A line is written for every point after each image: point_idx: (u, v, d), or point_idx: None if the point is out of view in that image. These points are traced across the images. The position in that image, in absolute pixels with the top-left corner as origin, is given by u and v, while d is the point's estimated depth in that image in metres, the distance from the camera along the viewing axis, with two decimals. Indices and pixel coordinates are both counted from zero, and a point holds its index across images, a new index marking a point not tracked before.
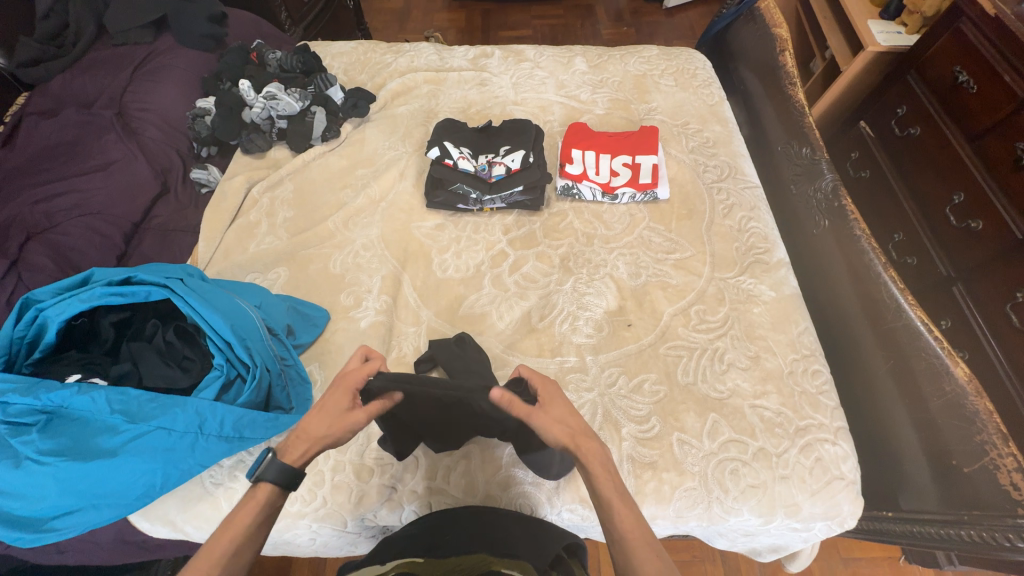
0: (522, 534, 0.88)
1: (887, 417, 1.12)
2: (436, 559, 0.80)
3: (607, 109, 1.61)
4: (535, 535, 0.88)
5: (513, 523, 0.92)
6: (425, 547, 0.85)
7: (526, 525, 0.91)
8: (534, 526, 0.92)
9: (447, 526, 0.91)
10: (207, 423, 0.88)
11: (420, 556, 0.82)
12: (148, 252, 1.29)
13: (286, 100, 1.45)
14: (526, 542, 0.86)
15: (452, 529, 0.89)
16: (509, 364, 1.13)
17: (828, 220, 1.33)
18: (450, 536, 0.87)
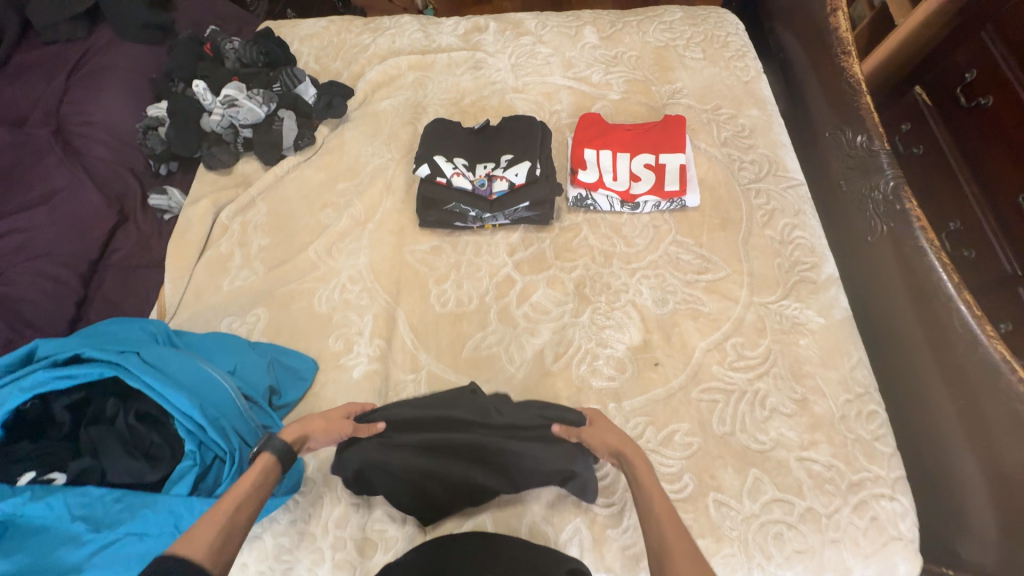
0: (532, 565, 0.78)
1: (951, 465, 0.99)
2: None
3: (623, 93, 1.38)
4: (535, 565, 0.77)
5: (521, 552, 0.82)
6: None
7: (535, 553, 0.82)
8: (545, 554, 0.82)
9: (447, 560, 0.82)
10: (184, 521, 0.78)
11: None
12: (110, 295, 1.15)
13: (247, 106, 1.25)
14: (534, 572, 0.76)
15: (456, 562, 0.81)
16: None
17: (889, 225, 1.13)
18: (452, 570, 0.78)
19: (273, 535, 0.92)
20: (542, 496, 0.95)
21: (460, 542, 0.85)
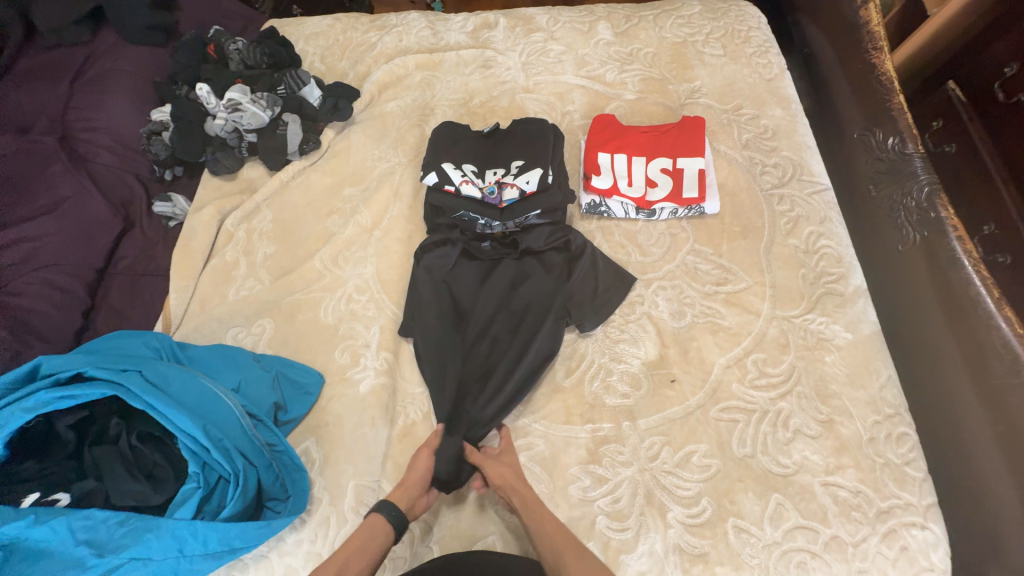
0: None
1: (985, 492, 0.94)
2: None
3: (639, 92, 1.32)
4: None
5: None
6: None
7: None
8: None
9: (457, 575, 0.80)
10: (188, 545, 0.76)
11: None
12: (118, 304, 1.14)
13: (251, 111, 1.21)
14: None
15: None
16: (530, 434, 0.98)
17: (924, 233, 1.06)
18: None
19: (278, 554, 0.89)
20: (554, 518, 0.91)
21: (476, 559, 0.83)
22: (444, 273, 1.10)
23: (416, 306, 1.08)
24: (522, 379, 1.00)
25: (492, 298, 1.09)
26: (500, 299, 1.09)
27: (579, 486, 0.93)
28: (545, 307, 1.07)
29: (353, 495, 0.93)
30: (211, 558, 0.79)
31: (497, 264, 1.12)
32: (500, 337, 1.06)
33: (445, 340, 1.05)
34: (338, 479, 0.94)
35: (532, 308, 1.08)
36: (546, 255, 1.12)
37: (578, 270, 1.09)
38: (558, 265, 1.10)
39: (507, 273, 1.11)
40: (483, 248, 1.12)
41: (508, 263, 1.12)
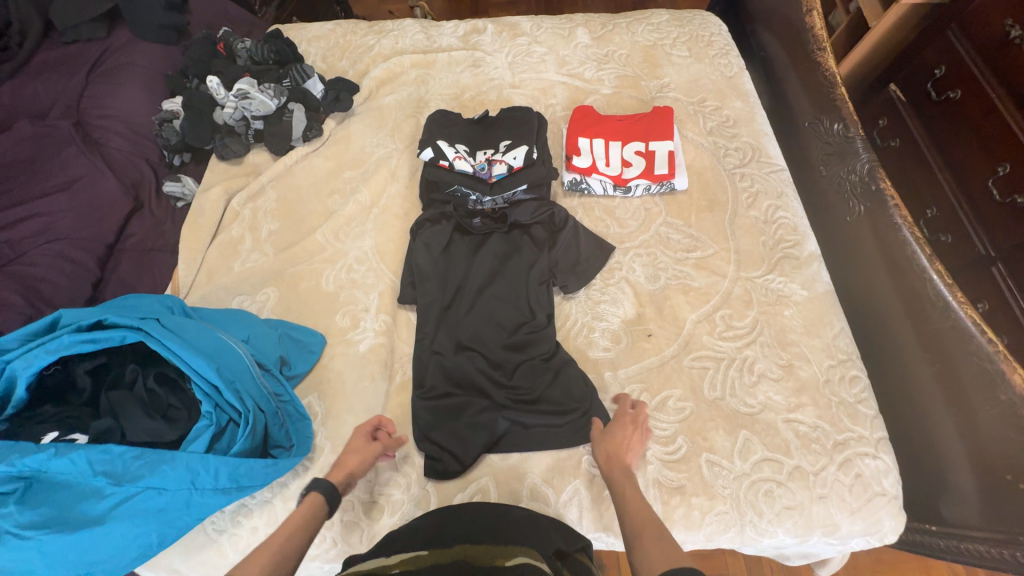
0: (532, 535, 0.82)
1: (930, 426, 1.05)
2: (440, 548, 0.75)
3: (614, 87, 1.46)
4: (540, 532, 0.83)
5: (524, 523, 0.85)
6: (429, 541, 0.80)
7: (536, 523, 0.85)
8: (550, 527, 0.85)
9: (449, 522, 0.86)
10: (200, 477, 0.81)
11: (426, 547, 0.77)
12: (126, 277, 1.20)
13: (259, 99, 1.31)
14: (533, 539, 0.80)
15: (462, 523, 0.85)
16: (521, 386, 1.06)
17: (864, 204, 1.20)
18: (460, 530, 0.82)
19: (283, 499, 0.94)
20: (542, 459, 0.98)
21: (469, 509, 0.89)
22: (440, 248, 1.19)
23: (412, 276, 1.16)
24: (514, 339, 1.09)
25: (483, 270, 1.17)
26: (491, 270, 1.17)
27: None
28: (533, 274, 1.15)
29: None
30: (220, 493, 0.83)
31: (488, 238, 1.21)
32: (493, 303, 1.14)
33: (440, 308, 1.13)
34: (339, 429, 1.00)
35: (522, 276, 1.16)
36: (532, 228, 1.21)
37: (562, 241, 1.18)
38: (543, 238, 1.20)
39: (497, 247, 1.20)
40: (474, 224, 1.21)
41: (498, 237, 1.21)
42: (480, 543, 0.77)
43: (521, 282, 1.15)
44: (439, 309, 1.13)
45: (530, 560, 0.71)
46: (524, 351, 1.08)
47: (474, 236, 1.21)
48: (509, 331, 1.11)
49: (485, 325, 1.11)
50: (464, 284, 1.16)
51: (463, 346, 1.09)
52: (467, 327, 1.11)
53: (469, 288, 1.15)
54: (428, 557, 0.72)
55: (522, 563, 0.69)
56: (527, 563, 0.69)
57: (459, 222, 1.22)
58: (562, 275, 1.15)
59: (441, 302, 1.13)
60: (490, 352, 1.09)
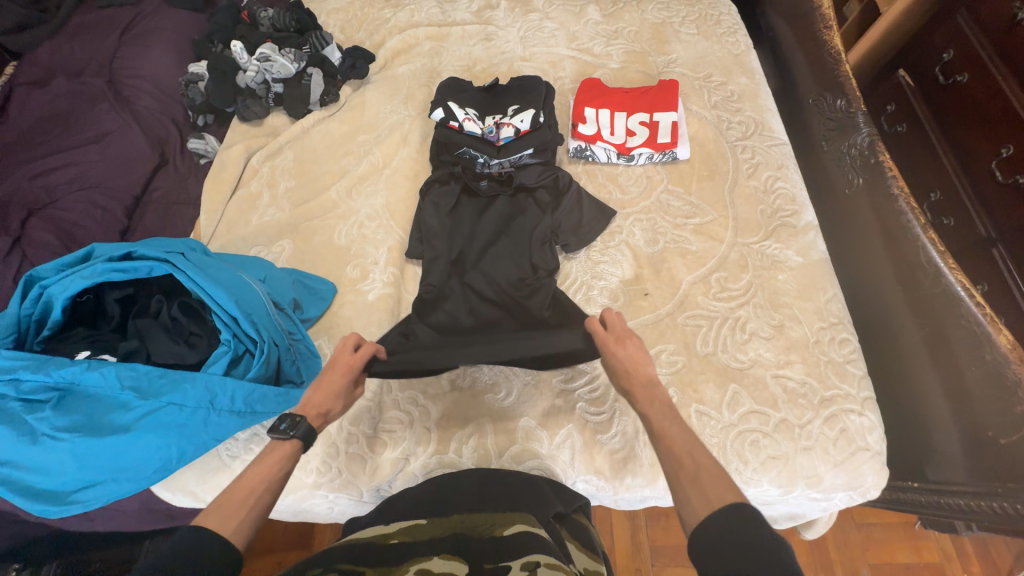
0: (531, 501, 0.86)
1: (917, 388, 1.07)
2: (438, 518, 0.81)
3: (622, 62, 1.50)
4: (536, 499, 0.87)
5: (524, 488, 0.89)
6: (429, 510, 0.84)
7: (535, 486, 0.90)
8: (545, 488, 0.90)
9: (449, 488, 0.90)
10: (218, 399, 0.87)
11: (424, 516, 0.82)
12: (150, 226, 1.27)
13: (280, 61, 1.38)
14: (532, 505, 0.85)
15: (461, 490, 0.88)
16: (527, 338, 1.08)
17: (862, 177, 1.23)
18: (457, 496, 0.87)
19: None
20: (537, 405, 1.03)
21: (468, 474, 0.93)
22: (446, 207, 1.24)
23: (419, 233, 1.21)
24: (515, 295, 1.14)
25: (488, 230, 1.22)
26: (495, 230, 1.22)
27: (562, 377, 1.06)
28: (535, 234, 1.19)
29: None
30: (235, 415, 0.89)
31: (493, 201, 1.26)
32: (495, 261, 1.18)
33: (444, 264, 1.18)
34: None
35: (525, 236, 1.20)
36: (536, 191, 1.25)
37: (564, 204, 1.21)
38: (547, 200, 1.24)
39: (502, 209, 1.25)
40: (481, 185, 1.26)
41: (503, 200, 1.25)
42: (477, 512, 0.82)
43: (525, 241, 1.20)
44: (443, 263, 1.18)
45: (528, 527, 0.75)
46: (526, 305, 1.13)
47: (481, 197, 1.26)
48: (512, 286, 1.15)
49: (488, 281, 1.16)
50: (468, 243, 1.21)
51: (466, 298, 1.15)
52: (470, 282, 1.15)
53: (473, 246, 1.20)
54: (427, 526, 0.78)
55: (519, 530, 0.74)
56: (524, 530, 0.74)
57: (466, 184, 1.27)
58: (565, 235, 1.19)
59: (445, 256, 1.18)
60: (491, 306, 1.14)
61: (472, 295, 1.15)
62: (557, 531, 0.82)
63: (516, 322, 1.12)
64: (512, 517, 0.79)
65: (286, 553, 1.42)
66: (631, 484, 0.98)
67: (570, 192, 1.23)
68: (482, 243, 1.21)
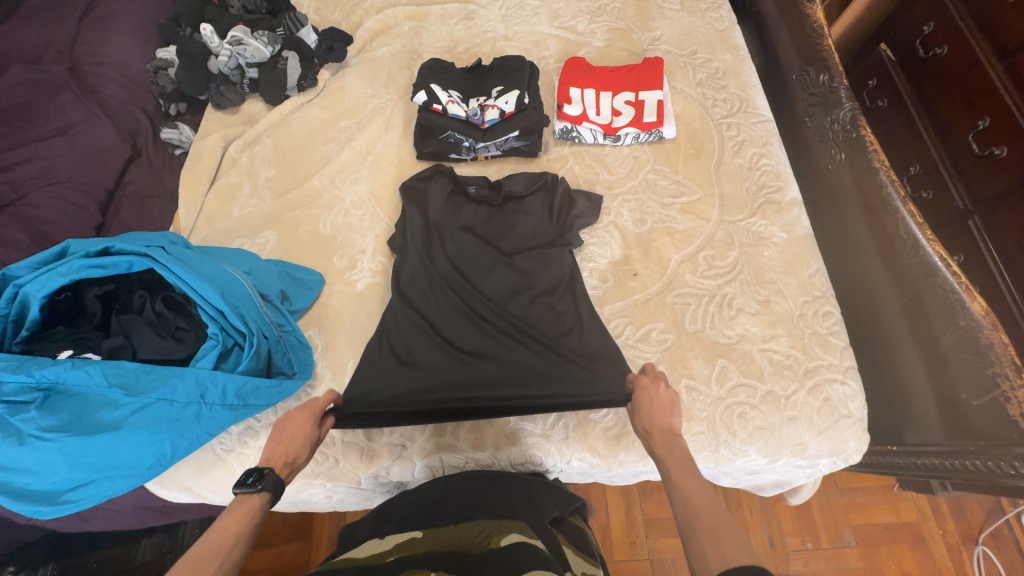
0: (529, 505, 0.84)
1: (897, 356, 1.11)
2: (435, 531, 0.76)
3: (606, 40, 1.47)
4: (533, 500, 0.85)
5: (520, 493, 0.88)
6: (425, 521, 0.81)
7: (533, 493, 0.88)
8: (542, 492, 0.88)
9: (444, 499, 0.86)
10: (209, 393, 0.87)
11: (421, 531, 0.77)
12: (127, 221, 1.22)
13: (254, 45, 1.32)
14: (528, 513, 0.81)
15: (456, 502, 0.85)
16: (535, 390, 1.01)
17: (845, 152, 1.25)
18: (455, 510, 0.83)
19: None
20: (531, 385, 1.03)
21: (462, 480, 0.92)
22: (429, 209, 1.18)
23: (402, 230, 1.17)
24: (507, 309, 1.09)
25: (482, 229, 1.16)
26: (482, 234, 1.16)
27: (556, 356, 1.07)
28: (526, 242, 1.16)
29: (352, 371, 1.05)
30: (228, 409, 0.89)
31: (481, 203, 1.19)
32: (484, 269, 1.13)
33: (428, 275, 1.12)
34: (338, 360, 1.07)
35: (515, 243, 1.16)
36: (527, 193, 1.20)
37: (557, 206, 1.18)
38: (546, 200, 1.19)
39: (497, 209, 1.18)
40: (471, 190, 1.20)
41: (492, 203, 1.19)
42: (471, 524, 0.77)
43: (520, 242, 1.16)
44: (425, 274, 1.12)
45: (524, 537, 0.71)
46: (520, 324, 1.07)
47: (471, 200, 1.20)
48: (509, 292, 1.11)
49: (476, 292, 1.10)
50: (453, 249, 1.14)
51: (466, 307, 1.09)
52: (457, 293, 1.10)
53: (459, 255, 1.14)
54: (422, 542, 0.73)
55: (516, 543, 0.69)
56: (521, 542, 0.69)
57: (454, 181, 1.20)
58: (564, 236, 1.16)
59: (441, 261, 1.12)
60: (479, 322, 1.08)
61: (458, 307, 1.09)
62: (555, 540, 0.77)
63: (507, 346, 1.06)
64: (508, 526, 0.75)
65: (287, 543, 1.44)
66: (624, 460, 1.00)
67: (566, 197, 1.20)
68: (469, 250, 1.14)
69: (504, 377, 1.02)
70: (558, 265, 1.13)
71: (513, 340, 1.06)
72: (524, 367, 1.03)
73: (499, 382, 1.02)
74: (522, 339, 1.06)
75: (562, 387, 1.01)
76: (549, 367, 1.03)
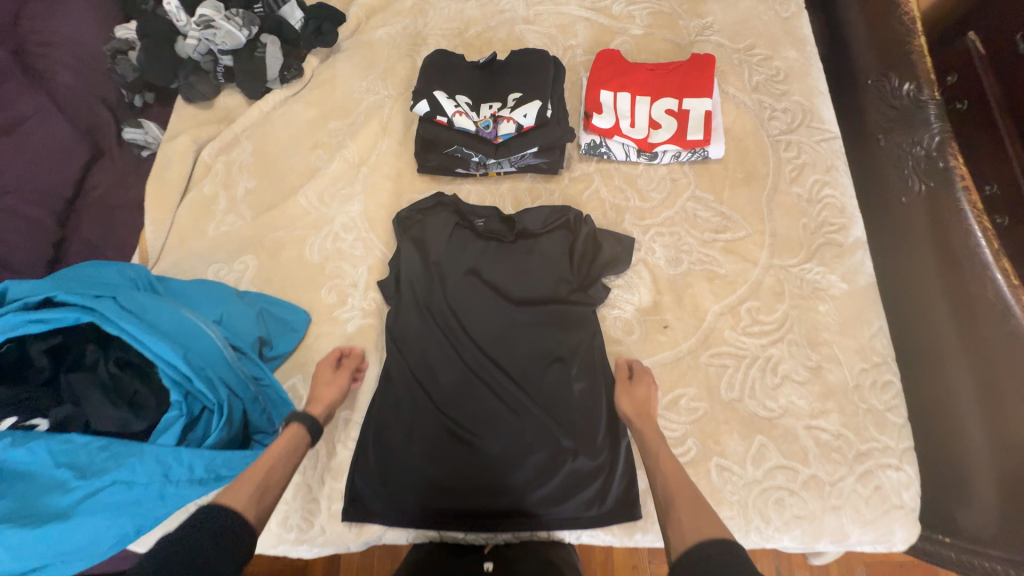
0: None
1: (962, 439, 0.94)
2: None
3: (646, 27, 1.23)
4: None
5: None
6: None
7: None
8: None
9: None
10: (174, 470, 0.75)
11: None
12: (88, 235, 1.06)
13: (225, 29, 1.09)
14: None
15: None
16: (541, 471, 0.91)
17: (931, 183, 1.02)
18: None
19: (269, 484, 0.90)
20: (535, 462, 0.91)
21: None
22: (430, 246, 1.02)
23: (398, 268, 1.02)
24: (515, 373, 0.96)
25: (489, 274, 1.01)
26: (489, 281, 1.01)
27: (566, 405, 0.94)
28: (541, 291, 1.00)
29: (344, 428, 0.95)
30: (197, 484, 0.78)
31: (490, 243, 1.04)
32: (490, 322, 0.98)
33: (425, 327, 0.98)
34: None
35: (528, 293, 1.00)
36: (543, 234, 1.04)
37: (579, 252, 1.02)
38: (565, 242, 1.03)
39: (507, 249, 1.03)
40: (479, 224, 1.05)
41: (503, 244, 1.04)
42: None
43: (532, 293, 1.00)
44: (422, 327, 0.98)
45: None
46: (529, 392, 0.94)
47: (478, 235, 1.04)
48: (518, 353, 0.97)
49: (480, 351, 0.96)
50: (455, 297, 0.99)
51: (469, 368, 0.95)
52: (458, 351, 0.96)
53: (463, 304, 0.99)
54: None
55: None
56: None
57: (459, 214, 1.05)
58: (585, 289, 1.00)
59: (443, 311, 0.98)
60: (483, 386, 0.94)
61: (459, 368, 0.95)
62: None
63: (514, 417, 0.93)
64: None
65: None
66: (640, 540, 0.91)
67: (589, 241, 1.03)
68: (474, 299, 0.99)
69: (510, 456, 0.91)
70: (576, 325, 0.98)
71: (520, 411, 0.93)
72: (532, 442, 0.92)
73: (505, 462, 0.91)
74: (531, 409, 0.93)
75: (571, 470, 0.91)
76: (559, 446, 0.92)
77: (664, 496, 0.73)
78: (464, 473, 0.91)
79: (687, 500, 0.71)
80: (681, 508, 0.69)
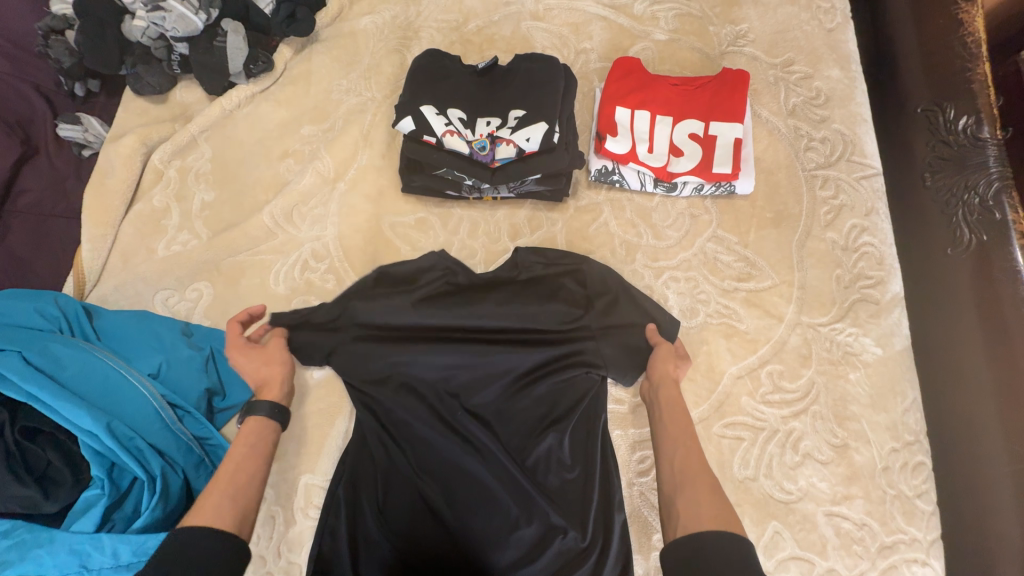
0: None
1: (997, 554, 0.76)
2: None
3: (671, 32, 1.08)
4: None
5: None
6: None
7: None
8: None
9: None
10: (93, 559, 0.64)
11: None
12: (15, 249, 0.88)
13: (177, 11, 0.92)
14: None
15: None
16: (528, 552, 0.77)
17: (985, 236, 0.82)
18: None
19: None
20: (521, 539, 0.77)
21: None
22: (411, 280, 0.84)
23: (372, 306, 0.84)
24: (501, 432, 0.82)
25: (484, 323, 0.84)
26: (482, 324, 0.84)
27: (559, 474, 0.81)
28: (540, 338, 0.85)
29: (304, 493, 0.85)
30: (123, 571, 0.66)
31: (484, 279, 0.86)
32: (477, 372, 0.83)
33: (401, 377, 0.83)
34: (287, 475, 0.86)
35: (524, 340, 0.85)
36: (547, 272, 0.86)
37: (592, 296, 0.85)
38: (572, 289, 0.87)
39: (505, 291, 0.86)
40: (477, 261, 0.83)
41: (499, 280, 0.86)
42: None
43: (530, 346, 0.84)
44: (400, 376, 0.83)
45: None
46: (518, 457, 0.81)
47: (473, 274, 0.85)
48: (507, 410, 0.83)
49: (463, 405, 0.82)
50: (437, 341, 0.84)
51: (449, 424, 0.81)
52: (438, 405, 0.82)
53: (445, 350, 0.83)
54: None
55: None
56: None
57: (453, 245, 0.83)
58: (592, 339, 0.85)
59: (426, 364, 0.83)
60: (463, 448, 0.80)
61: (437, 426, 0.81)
62: None
63: (497, 485, 0.79)
64: None
65: None
66: None
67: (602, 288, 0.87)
68: (459, 344, 0.84)
69: (493, 532, 0.77)
70: (578, 382, 0.84)
71: (506, 479, 0.79)
72: (519, 515, 0.78)
73: (486, 539, 0.77)
74: (519, 478, 0.79)
75: (564, 553, 0.77)
76: (551, 522, 0.78)
77: (675, 467, 0.72)
78: (437, 551, 0.77)
79: (707, 480, 0.68)
80: (695, 487, 0.68)
